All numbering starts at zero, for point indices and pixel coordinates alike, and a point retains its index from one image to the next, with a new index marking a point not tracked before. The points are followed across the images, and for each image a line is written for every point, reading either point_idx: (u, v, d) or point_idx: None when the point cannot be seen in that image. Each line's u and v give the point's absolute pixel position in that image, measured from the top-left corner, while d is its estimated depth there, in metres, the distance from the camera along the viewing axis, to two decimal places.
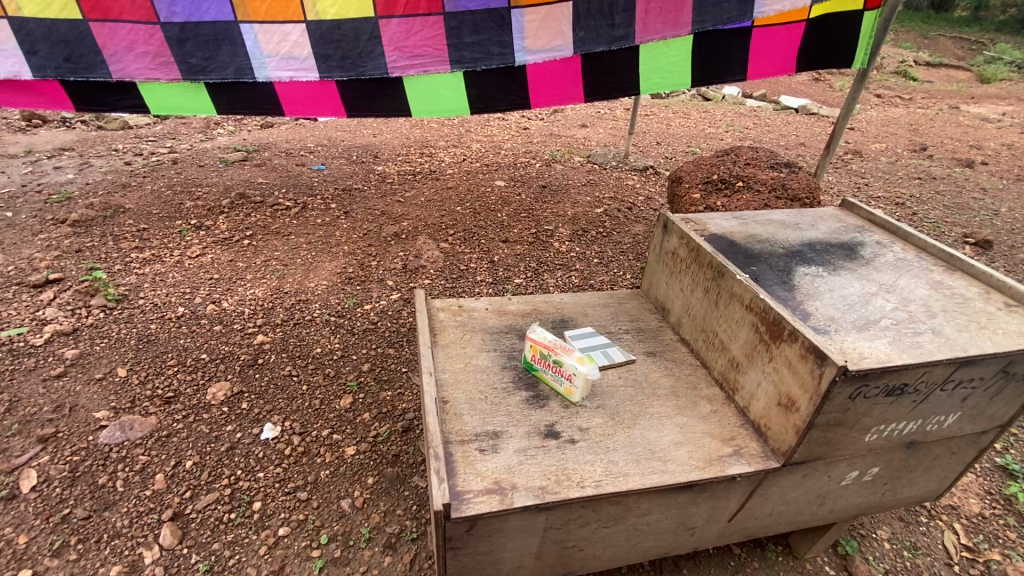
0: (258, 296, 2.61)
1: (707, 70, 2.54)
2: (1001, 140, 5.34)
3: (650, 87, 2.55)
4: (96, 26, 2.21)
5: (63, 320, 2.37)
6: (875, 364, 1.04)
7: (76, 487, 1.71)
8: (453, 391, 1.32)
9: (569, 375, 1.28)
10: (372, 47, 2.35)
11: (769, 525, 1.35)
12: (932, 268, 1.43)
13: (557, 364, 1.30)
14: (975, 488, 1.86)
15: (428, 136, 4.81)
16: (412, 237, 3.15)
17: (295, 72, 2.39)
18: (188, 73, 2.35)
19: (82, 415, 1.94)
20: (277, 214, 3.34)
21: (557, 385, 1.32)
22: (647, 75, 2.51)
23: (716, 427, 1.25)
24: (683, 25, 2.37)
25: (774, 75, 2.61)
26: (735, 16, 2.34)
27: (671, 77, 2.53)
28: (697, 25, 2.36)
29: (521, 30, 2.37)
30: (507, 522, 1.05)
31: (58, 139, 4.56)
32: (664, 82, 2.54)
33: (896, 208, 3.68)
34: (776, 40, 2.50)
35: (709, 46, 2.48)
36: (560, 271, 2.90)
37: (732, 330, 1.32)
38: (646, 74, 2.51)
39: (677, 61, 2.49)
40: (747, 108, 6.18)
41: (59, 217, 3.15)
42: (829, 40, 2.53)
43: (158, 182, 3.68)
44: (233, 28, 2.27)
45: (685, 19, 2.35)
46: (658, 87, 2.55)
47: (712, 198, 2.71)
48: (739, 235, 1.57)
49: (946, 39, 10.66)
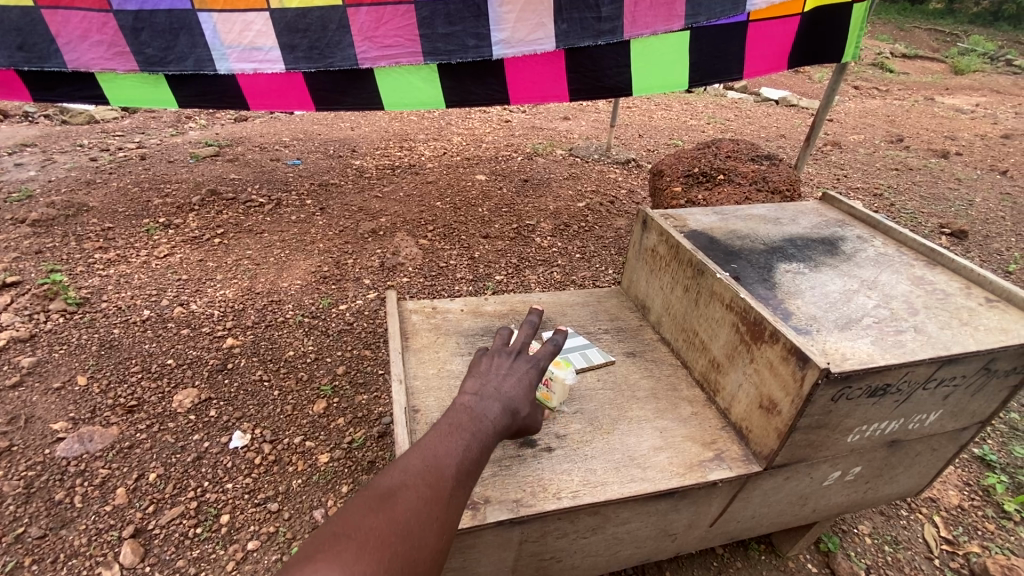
0: (229, 297, 2.51)
1: (706, 69, 2.48)
2: (975, 131, 5.42)
3: (644, 89, 2.52)
4: (48, 13, 2.10)
5: (19, 325, 2.25)
6: (857, 365, 1.01)
7: (32, 503, 1.62)
8: (426, 398, 1.26)
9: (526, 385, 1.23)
10: (340, 37, 2.26)
11: (751, 528, 1.32)
12: (912, 262, 1.41)
13: None
14: (953, 480, 1.87)
15: (408, 129, 4.71)
16: (390, 234, 3.07)
17: (258, 64, 2.29)
18: (145, 64, 2.24)
19: (39, 427, 1.85)
20: (250, 211, 3.23)
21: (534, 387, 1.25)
22: (639, 75, 2.48)
23: (697, 430, 1.21)
24: (676, 19, 2.30)
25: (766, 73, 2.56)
26: (728, 9, 2.28)
27: (665, 80, 2.50)
28: (691, 19, 2.30)
29: (498, 21, 2.28)
30: (480, 538, 1.00)
31: (19, 133, 4.37)
32: (664, 82, 2.51)
33: (874, 200, 3.70)
34: (770, 35, 2.44)
35: (706, 41, 2.42)
36: (542, 266, 2.85)
37: (712, 330, 1.28)
38: (639, 73, 2.47)
39: (673, 60, 2.45)
40: (728, 99, 6.17)
41: (17, 216, 3.00)
42: (825, 36, 2.47)
43: (125, 179, 3.54)
44: (190, 16, 2.16)
45: (678, 13, 2.29)
46: (652, 88, 2.52)
47: (693, 191, 2.67)
48: (719, 231, 1.53)
49: (921, 32, 10.84)
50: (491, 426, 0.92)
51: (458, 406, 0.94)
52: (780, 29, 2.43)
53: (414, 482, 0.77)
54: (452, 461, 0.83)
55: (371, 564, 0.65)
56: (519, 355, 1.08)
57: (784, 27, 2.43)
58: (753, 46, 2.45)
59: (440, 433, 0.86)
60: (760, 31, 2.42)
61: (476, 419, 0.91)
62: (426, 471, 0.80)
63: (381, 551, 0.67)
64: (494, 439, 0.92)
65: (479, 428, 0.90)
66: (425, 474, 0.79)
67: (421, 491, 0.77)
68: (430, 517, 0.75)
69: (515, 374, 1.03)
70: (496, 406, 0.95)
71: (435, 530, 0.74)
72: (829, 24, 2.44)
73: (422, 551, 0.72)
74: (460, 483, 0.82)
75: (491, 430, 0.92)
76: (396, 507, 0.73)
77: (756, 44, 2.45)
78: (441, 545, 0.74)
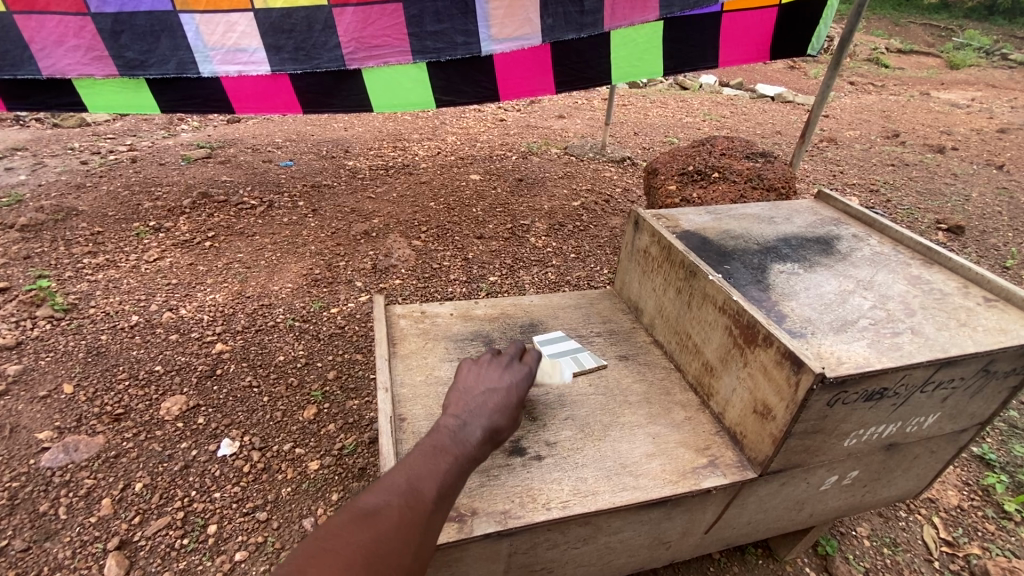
0: (219, 302, 2.48)
1: (681, 57, 2.45)
2: (971, 125, 5.40)
3: (622, 76, 2.48)
4: (21, 19, 2.05)
5: (5, 333, 2.22)
6: (853, 369, 0.98)
7: (15, 516, 1.59)
8: (413, 407, 1.23)
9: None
10: (326, 38, 2.23)
11: (748, 533, 1.30)
12: (909, 261, 1.38)
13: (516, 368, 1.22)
14: (952, 480, 1.85)
15: (402, 129, 4.67)
16: (383, 235, 3.03)
17: (243, 65, 2.26)
18: (125, 68, 2.21)
19: (24, 437, 1.82)
20: (241, 213, 3.20)
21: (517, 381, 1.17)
22: (618, 65, 2.45)
23: (690, 436, 1.18)
24: (651, 10, 2.28)
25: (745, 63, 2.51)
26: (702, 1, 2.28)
27: (642, 66, 2.46)
28: (665, 10, 2.29)
29: (486, 17, 2.25)
30: (467, 550, 0.97)
31: (9, 137, 4.32)
32: (638, 70, 2.47)
33: (871, 196, 3.68)
34: (747, 26, 2.40)
35: (681, 30, 2.39)
36: (537, 267, 2.82)
37: (706, 333, 1.25)
38: (617, 62, 2.44)
39: (647, 48, 2.41)
40: (724, 96, 6.14)
41: (5, 221, 2.96)
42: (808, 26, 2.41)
43: (115, 182, 3.50)
44: (172, 18, 2.12)
45: (654, 4, 2.27)
46: (629, 76, 2.49)
47: (689, 190, 2.64)
48: (712, 232, 1.50)
49: (916, 26, 10.83)
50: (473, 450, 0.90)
51: (443, 427, 0.92)
52: (757, 20, 2.40)
53: (395, 501, 0.75)
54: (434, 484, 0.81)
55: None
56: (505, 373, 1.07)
57: (760, 18, 2.39)
58: (728, 34, 2.42)
59: (424, 453, 0.85)
60: (735, 21, 2.39)
61: (461, 442, 0.90)
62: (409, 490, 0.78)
63: (358, 571, 0.65)
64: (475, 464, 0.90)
65: (462, 452, 0.88)
66: (406, 494, 0.77)
67: (403, 512, 0.75)
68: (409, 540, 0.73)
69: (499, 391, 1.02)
70: (481, 428, 0.93)
71: (411, 555, 0.72)
72: (811, 16, 2.39)
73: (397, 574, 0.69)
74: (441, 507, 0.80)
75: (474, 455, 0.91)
76: (378, 526, 0.71)
77: (732, 33, 2.42)
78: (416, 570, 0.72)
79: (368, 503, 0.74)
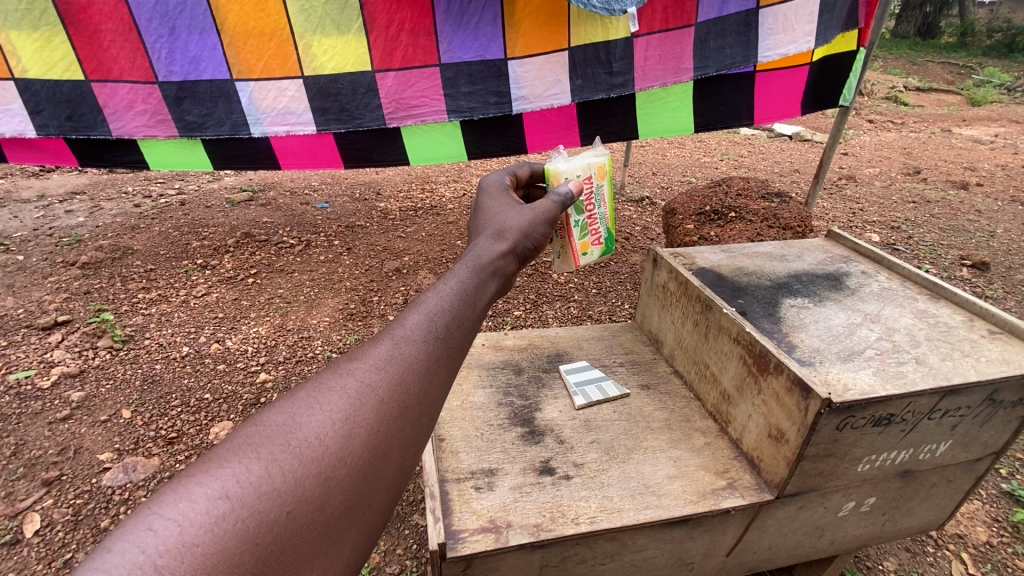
0: (262, 334, 2.65)
1: (713, 115, 2.63)
2: (995, 161, 5.43)
3: (650, 132, 2.67)
4: (97, 86, 2.35)
5: (70, 361, 2.42)
6: (858, 395, 1.06)
7: (79, 530, 1.73)
8: (451, 428, 1.33)
9: (598, 240, 1.47)
10: (368, 100, 2.47)
11: (770, 559, 1.34)
12: (915, 296, 1.46)
13: (596, 190, 1.42)
14: (982, 516, 1.84)
15: (430, 172, 4.93)
16: (413, 272, 3.21)
17: (290, 126, 2.51)
18: (184, 129, 2.49)
19: (87, 457, 1.98)
20: (281, 252, 3.42)
21: (581, 221, 1.42)
22: (647, 120, 2.64)
23: (709, 460, 1.26)
24: (684, 72, 2.42)
25: (781, 120, 2.65)
26: (739, 62, 2.37)
27: (670, 124, 2.65)
28: (700, 71, 2.40)
29: (518, 79, 2.47)
30: (503, 561, 1.06)
31: (70, 183, 4.71)
32: (669, 126, 2.65)
33: (892, 232, 3.73)
34: (779, 83, 2.56)
35: (710, 90, 2.58)
36: (560, 302, 2.94)
37: (721, 362, 1.35)
38: (645, 118, 2.63)
39: (677, 107, 2.60)
40: (741, 136, 6.32)
41: (69, 259, 3.23)
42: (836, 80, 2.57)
43: (167, 223, 3.78)
44: (229, 85, 2.39)
45: (687, 66, 2.41)
46: (658, 131, 2.67)
47: (706, 229, 2.75)
48: (726, 268, 1.61)
49: (934, 65, 10.96)
50: (462, 289, 0.80)
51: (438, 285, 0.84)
52: (791, 78, 2.55)
53: (333, 378, 0.64)
54: (396, 345, 0.69)
55: (249, 464, 0.55)
56: (510, 204, 1.10)
57: (792, 77, 2.55)
58: (762, 92, 2.59)
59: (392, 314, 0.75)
60: (769, 80, 2.55)
61: (441, 294, 0.77)
62: (356, 364, 0.66)
63: (266, 451, 0.56)
64: (472, 316, 0.77)
65: (445, 305, 0.76)
66: (355, 365, 0.66)
67: (343, 378, 0.65)
68: (358, 418, 0.62)
69: (504, 212, 1.05)
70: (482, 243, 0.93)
71: (353, 417, 0.61)
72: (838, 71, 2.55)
73: (335, 444, 0.59)
74: (410, 370, 0.67)
75: (470, 308, 0.78)
76: (301, 400, 0.62)
77: (766, 92, 2.58)
78: (367, 434, 0.61)
79: (298, 391, 0.64)
